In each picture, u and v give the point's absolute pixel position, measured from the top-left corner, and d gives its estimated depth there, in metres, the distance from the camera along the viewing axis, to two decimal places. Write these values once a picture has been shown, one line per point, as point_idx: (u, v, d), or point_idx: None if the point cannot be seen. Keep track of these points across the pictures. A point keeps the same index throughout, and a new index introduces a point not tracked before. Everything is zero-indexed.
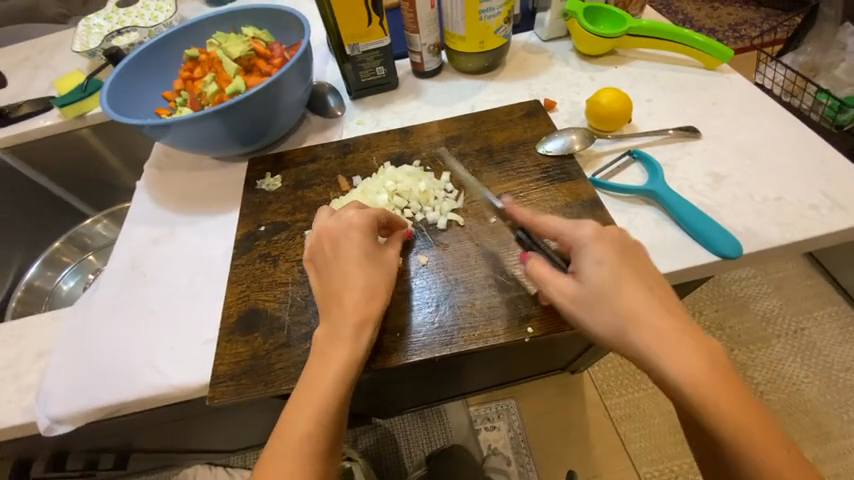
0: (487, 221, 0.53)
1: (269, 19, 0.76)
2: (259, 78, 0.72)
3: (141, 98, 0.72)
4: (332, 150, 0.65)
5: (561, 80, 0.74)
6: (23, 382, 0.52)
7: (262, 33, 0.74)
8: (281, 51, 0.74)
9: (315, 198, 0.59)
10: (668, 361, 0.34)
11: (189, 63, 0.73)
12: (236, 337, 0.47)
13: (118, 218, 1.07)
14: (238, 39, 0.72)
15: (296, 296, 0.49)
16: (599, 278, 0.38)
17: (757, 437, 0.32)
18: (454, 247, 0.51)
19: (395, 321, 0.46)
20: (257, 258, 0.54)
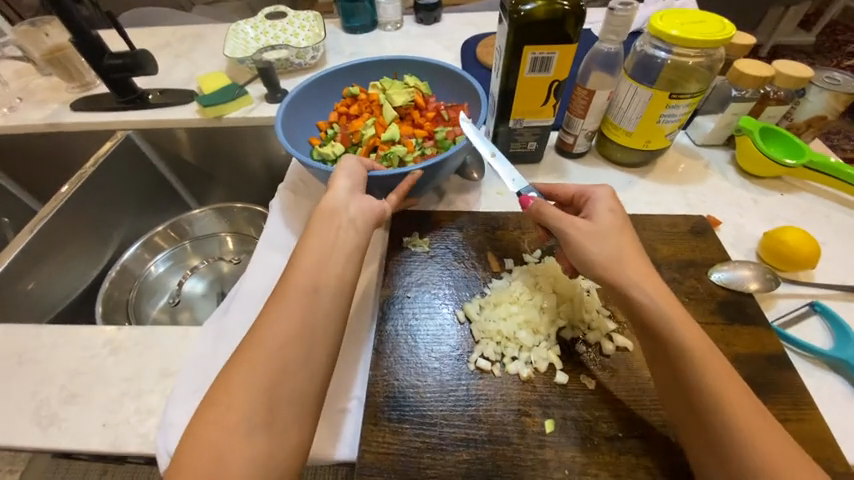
0: None
1: (432, 74, 0.77)
2: (413, 129, 0.71)
3: (297, 127, 0.72)
4: (480, 222, 0.63)
5: (721, 195, 0.70)
6: (143, 402, 0.50)
7: (422, 84, 0.75)
8: (438, 105, 0.73)
9: (464, 273, 0.57)
10: (651, 290, 0.43)
11: (348, 100, 0.74)
12: (384, 423, 0.44)
13: (223, 213, 1.05)
14: (402, 86, 0.73)
15: (446, 388, 0.46)
16: (607, 223, 0.47)
17: (722, 374, 0.39)
18: (627, 379, 0.46)
19: (563, 457, 0.41)
20: (405, 332, 0.51)
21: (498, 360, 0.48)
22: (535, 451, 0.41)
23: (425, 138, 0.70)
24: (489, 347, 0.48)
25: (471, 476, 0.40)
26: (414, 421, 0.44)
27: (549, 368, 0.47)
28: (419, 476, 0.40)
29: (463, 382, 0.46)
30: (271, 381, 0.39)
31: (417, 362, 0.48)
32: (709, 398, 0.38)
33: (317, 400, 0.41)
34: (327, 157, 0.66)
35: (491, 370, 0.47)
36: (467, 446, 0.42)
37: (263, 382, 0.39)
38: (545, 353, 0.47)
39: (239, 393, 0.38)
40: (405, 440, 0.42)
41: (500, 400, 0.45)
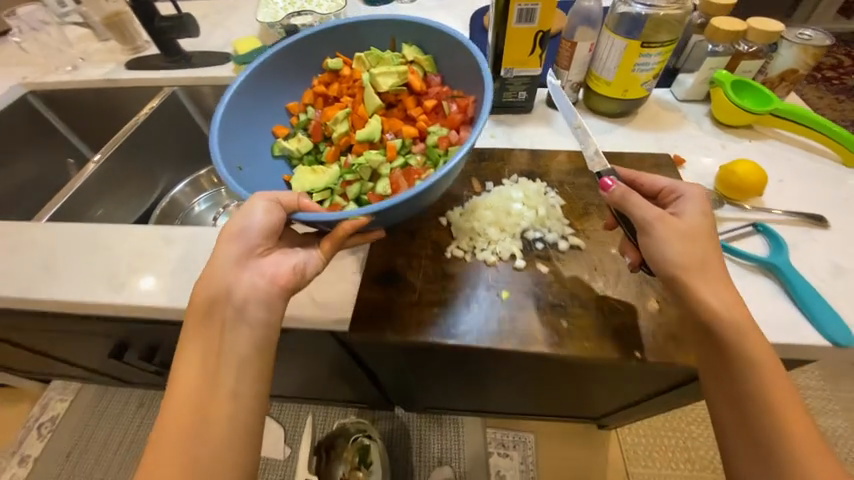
0: (607, 250, 0.58)
1: (439, 46, 0.74)
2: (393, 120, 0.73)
3: (267, 110, 0.75)
4: (469, 155, 0.73)
5: (692, 141, 0.77)
6: (191, 277, 0.63)
7: (417, 62, 0.74)
8: (431, 88, 0.74)
9: (451, 191, 0.67)
10: (716, 294, 0.45)
11: (330, 74, 0.76)
12: (378, 290, 0.56)
13: None
14: (392, 67, 0.72)
15: (428, 269, 0.57)
16: (695, 223, 0.50)
17: (771, 371, 0.44)
18: (575, 266, 0.56)
19: (516, 315, 0.52)
20: (398, 229, 0.62)
21: (470, 250, 0.59)
22: (492, 310, 0.53)
23: (412, 138, 0.71)
24: (463, 240, 0.59)
25: (440, 324, 0.52)
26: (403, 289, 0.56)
27: (511, 257, 0.57)
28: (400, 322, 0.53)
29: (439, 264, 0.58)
30: (189, 436, 0.43)
31: (407, 250, 0.60)
32: (752, 390, 0.44)
33: (241, 441, 0.44)
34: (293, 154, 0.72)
35: (464, 257, 0.58)
36: (439, 308, 0.54)
37: (185, 433, 0.43)
38: (509, 246, 0.58)
39: (163, 453, 0.42)
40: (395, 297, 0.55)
41: (468, 276, 0.56)
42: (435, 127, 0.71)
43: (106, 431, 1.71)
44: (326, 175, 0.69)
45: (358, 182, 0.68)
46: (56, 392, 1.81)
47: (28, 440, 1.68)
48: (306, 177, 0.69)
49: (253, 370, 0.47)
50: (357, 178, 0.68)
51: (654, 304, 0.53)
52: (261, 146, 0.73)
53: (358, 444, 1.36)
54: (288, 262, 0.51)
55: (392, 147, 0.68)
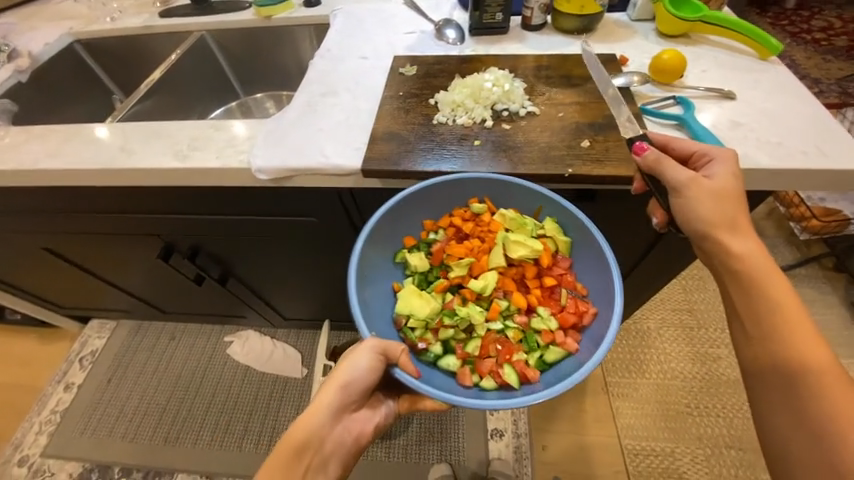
0: (555, 114, 0.77)
1: (579, 236, 0.72)
2: (511, 284, 0.72)
3: (396, 228, 0.74)
4: (454, 59, 0.91)
5: (637, 48, 0.94)
6: (239, 149, 0.81)
7: (557, 234, 0.72)
8: (559, 268, 0.73)
9: (439, 83, 0.85)
10: (743, 259, 0.59)
11: (470, 213, 0.74)
12: (380, 140, 0.76)
13: (276, 99, 1.42)
14: (530, 239, 0.70)
15: (420, 130, 0.77)
16: (722, 183, 0.62)
17: (798, 328, 0.55)
18: (531, 123, 0.76)
19: (485, 155, 0.73)
20: (396, 108, 0.81)
21: (451, 117, 0.77)
22: (468, 152, 0.74)
23: (519, 308, 0.71)
24: (446, 111, 0.78)
25: (428, 160, 0.73)
26: (399, 141, 0.75)
27: (482, 120, 0.77)
28: (399, 162, 0.73)
29: (427, 127, 0.77)
30: None
31: (403, 118, 0.79)
32: (781, 341, 0.55)
33: None
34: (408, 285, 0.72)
35: (447, 122, 0.77)
36: (427, 151, 0.74)
37: None
38: (482, 112, 0.77)
39: None
40: (396, 147, 0.75)
41: (449, 134, 0.76)
42: (543, 311, 0.70)
43: (140, 363, 1.85)
44: (431, 305, 0.69)
45: (453, 329, 0.69)
46: (94, 333, 1.93)
47: (71, 370, 1.84)
48: (410, 299, 0.70)
49: (347, 459, 0.61)
50: (455, 324, 0.69)
51: (586, 142, 0.72)
52: (386, 249, 0.74)
53: None
54: (371, 422, 0.65)
55: (496, 309, 0.69)
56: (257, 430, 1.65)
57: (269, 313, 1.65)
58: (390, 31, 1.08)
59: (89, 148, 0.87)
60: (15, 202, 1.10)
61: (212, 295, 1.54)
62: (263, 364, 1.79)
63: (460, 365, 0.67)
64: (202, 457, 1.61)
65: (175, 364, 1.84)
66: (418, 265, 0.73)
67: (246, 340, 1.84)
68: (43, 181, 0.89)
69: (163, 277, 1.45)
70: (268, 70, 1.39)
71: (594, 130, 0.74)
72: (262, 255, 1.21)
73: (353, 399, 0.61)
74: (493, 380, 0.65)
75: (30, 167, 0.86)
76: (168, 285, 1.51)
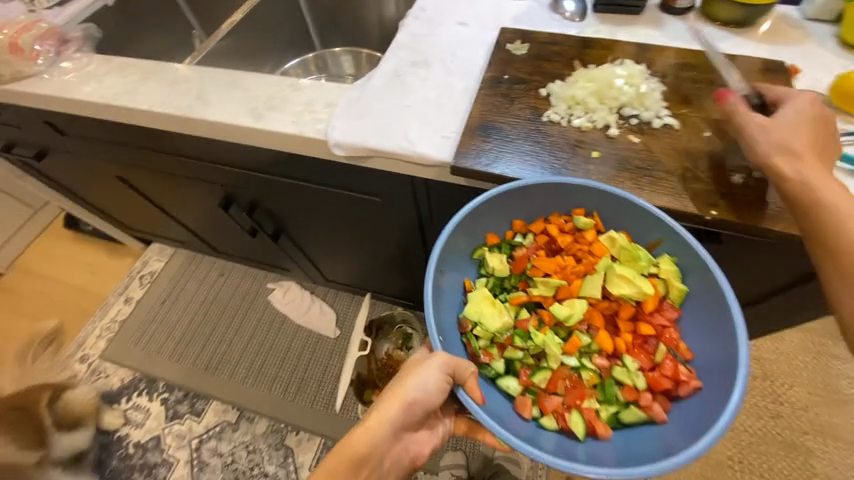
0: (700, 133, 0.65)
1: (700, 290, 0.62)
2: (599, 318, 0.64)
3: (484, 220, 0.68)
4: (574, 42, 0.77)
5: (812, 55, 0.74)
6: (316, 115, 0.74)
7: (672, 281, 0.64)
8: (663, 317, 0.64)
9: (552, 70, 0.73)
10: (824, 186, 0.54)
11: (570, 225, 0.68)
12: (475, 135, 0.67)
13: (356, 58, 1.30)
14: (638, 279, 0.63)
15: (525, 126, 0.68)
16: (791, 118, 0.58)
17: None
18: (659, 140, 0.65)
19: (602, 170, 0.64)
20: (498, 95, 0.71)
21: (567, 117, 0.68)
22: (581, 166, 0.65)
23: (603, 349, 0.63)
24: (562, 108, 0.69)
25: (525, 165, 0.65)
26: (499, 139, 0.67)
27: (605, 127, 0.67)
28: (493, 161, 0.65)
29: (535, 125, 0.68)
30: None
31: (507, 109, 0.69)
32: None
33: None
34: (482, 291, 0.66)
35: (559, 123, 0.68)
36: (527, 156, 0.66)
37: None
38: (605, 117, 0.67)
39: None
40: (495, 145, 0.66)
41: (561, 138, 0.67)
42: (631, 361, 0.62)
43: (190, 291, 1.88)
44: (502, 319, 0.63)
45: (522, 352, 0.63)
46: (154, 255, 1.96)
47: (131, 285, 1.89)
48: (480, 303, 0.65)
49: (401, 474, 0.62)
50: (526, 347, 0.63)
51: (739, 178, 0.62)
52: (470, 240, 0.69)
53: (401, 331, 1.59)
54: (427, 444, 0.66)
55: (576, 344, 0.63)
56: (286, 376, 1.66)
57: (312, 271, 1.64)
58: None
59: (166, 91, 0.83)
60: (93, 129, 1.10)
61: (263, 247, 1.55)
62: (299, 318, 1.78)
63: (521, 392, 0.62)
64: (234, 391, 1.64)
65: (221, 299, 1.85)
66: (499, 268, 0.67)
67: (286, 290, 1.84)
68: (123, 118, 0.88)
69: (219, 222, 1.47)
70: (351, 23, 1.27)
71: (738, 163, 0.63)
72: (318, 221, 1.17)
73: (414, 418, 0.60)
74: (555, 421, 0.60)
75: (108, 103, 0.85)
76: (223, 230, 1.55)
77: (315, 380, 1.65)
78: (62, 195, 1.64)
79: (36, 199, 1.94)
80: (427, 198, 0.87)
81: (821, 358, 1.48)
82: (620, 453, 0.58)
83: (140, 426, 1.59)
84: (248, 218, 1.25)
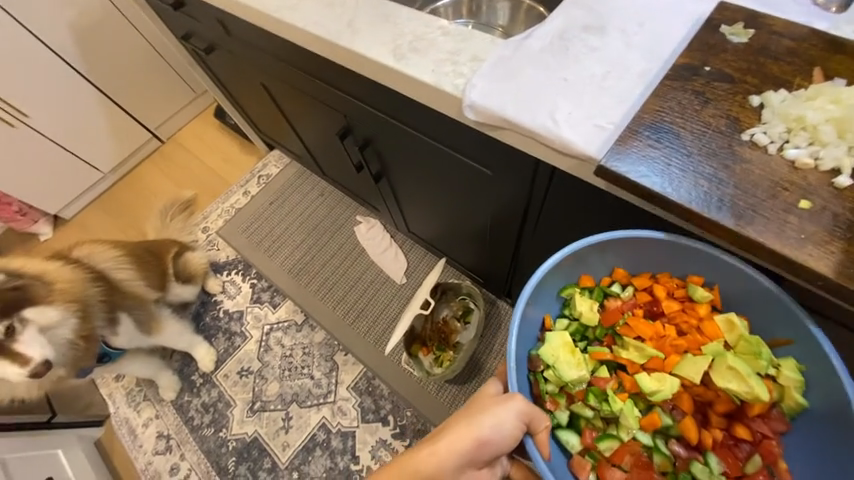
0: None
1: (825, 413, 0.54)
2: (687, 405, 0.60)
3: (586, 262, 0.65)
4: (821, 39, 0.58)
5: None
6: (460, 67, 0.68)
7: (790, 393, 0.56)
8: (762, 428, 0.58)
9: (777, 73, 0.56)
10: None
11: (682, 292, 0.64)
12: (641, 135, 0.55)
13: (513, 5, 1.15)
14: (753, 379, 0.55)
15: (713, 140, 0.54)
16: None
17: None
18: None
19: (808, 227, 0.48)
20: (690, 91, 0.57)
21: (779, 141, 0.53)
22: (780, 213, 0.49)
23: (683, 438, 0.60)
24: (778, 129, 0.52)
25: (697, 188, 0.51)
26: (673, 146, 0.54)
27: (834, 171, 0.50)
28: (651, 171, 0.53)
29: (730, 142, 0.53)
30: None
31: (695, 111, 0.56)
32: None
33: None
34: (565, 336, 0.64)
35: (765, 146, 0.53)
36: (706, 179, 0.52)
37: None
38: (838, 154, 0.50)
39: None
40: (665, 152, 0.54)
41: (760, 169, 0.52)
42: (714, 462, 0.59)
43: (292, 201, 2.07)
44: (579, 371, 0.61)
45: (592, 411, 0.62)
46: (273, 160, 2.20)
47: (251, 181, 2.15)
48: (558, 349, 0.62)
49: None
50: (597, 408, 0.61)
51: None
52: (563, 278, 0.66)
53: (463, 303, 1.60)
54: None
55: (655, 422, 0.59)
56: (351, 301, 1.79)
57: (399, 217, 1.67)
58: None
59: (323, 11, 0.83)
60: (253, 37, 1.19)
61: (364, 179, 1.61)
62: (377, 252, 1.86)
63: (578, 452, 0.61)
64: (306, 299, 1.83)
65: (315, 216, 2.01)
66: (588, 318, 0.64)
67: (370, 226, 1.92)
68: (281, 33, 0.91)
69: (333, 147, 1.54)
70: None
71: None
72: (422, 175, 1.14)
73: (483, 458, 0.59)
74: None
75: (271, 14, 0.88)
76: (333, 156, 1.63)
77: (372, 314, 1.75)
78: (219, 89, 1.86)
79: (198, 85, 2.25)
80: (546, 186, 0.77)
81: None
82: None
83: (232, 298, 1.89)
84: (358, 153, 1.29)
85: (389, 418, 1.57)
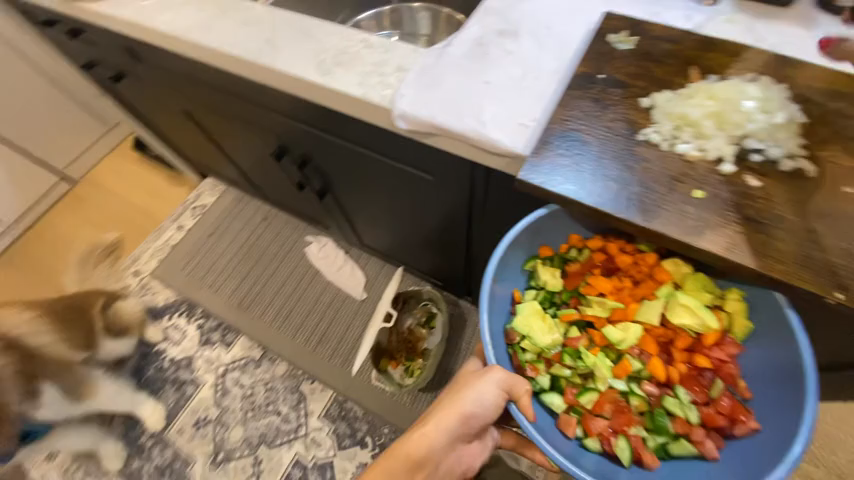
0: (842, 188, 0.51)
1: (766, 327, 0.59)
2: (654, 350, 0.62)
3: (542, 234, 0.67)
4: (695, 42, 0.62)
5: None
6: (385, 79, 0.68)
7: (737, 319, 0.61)
8: (720, 354, 0.61)
9: (661, 74, 0.60)
10: None
11: (631, 247, 0.65)
12: (552, 145, 0.57)
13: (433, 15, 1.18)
14: (703, 310, 0.60)
15: (616, 143, 0.56)
16: None
17: None
18: (784, 188, 0.51)
19: (704, 214, 0.51)
20: (588, 98, 0.59)
21: (670, 138, 0.56)
22: (679, 204, 0.52)
23: (653, 376, 0.62)
24: (667, 126, 0.56)
25: (605, 193, 0.53)
26: (581, 153, 0.56)
27: (718, 160, 0.54)
28: (563, 180, 0.54)
29: (628, 144, 0.56)
30: None
31: (596, 117, 0.58)
32: None
33: None
34: (533, 304, 0.66)
35: (659, 144, 0.55)
36: (614, 181, 0.54)
37: None
38: (719, 146, 0.54)
39: None
40: (574, 160, 0.56)
41: (659, 165, 0.54)
42: (683, 392, 0.61)
43: (234, 231, 1.94)
44: (552, 336, 0.64)
45: (569, 370, 0.63)
46: (208, 190, 2.04)
47: (184, 215, 1.99)
48: (530, 318, 0.64)
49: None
50: (574, 366, 0.63)
51: None
52: (524, 252, 0.68)
53: (426, 309, 1.59)
54: (477, 455, 0.67)
55: (626, 368, 0.62)
56: (310, 328, 1.71)
57: (349, 232, 1.63)
58: None
59: (236, 32, 0.80)
60: (167, 61, 1.11)
61: (307, 200, 1.55)
62: (332, 272, 1.81)
63: (564, 410, 0.61)
64: (263, 331, 1.73)
65: (260, 245, 1.90)
66: (553, 283, 0.67)
67: (322, 246, 1.86)
68: (194, 54, 0.86)
69: (270, 169, 1.47)
70: None
71: None
72: (366, 187, 1.13)
73: (470, 429, 0.60)
74: (599, 444, 0.60)
75: (181, 36, 0.83)
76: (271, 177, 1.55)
77: (335, 337, 1.69)
78: (135, 119, 1.71)
79: (110, 118, 2.06)
80: (485, 186, 0.80)
81: None
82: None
83: (177, 344, 1.72)
84: (298, 173, 1.25)
85: (366, 440, 1.52)
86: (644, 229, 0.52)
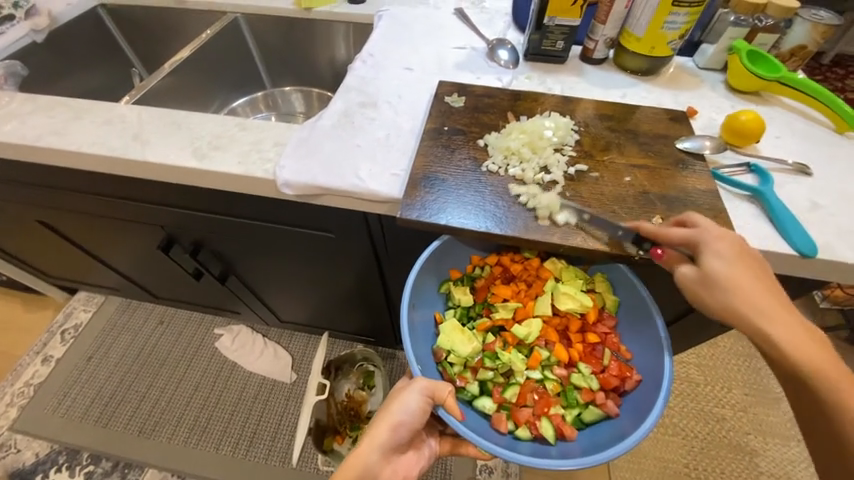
0: (623, 179, 0.70)
1: (628, 297, 0.74)
2: (554, 336, 0.72)
3: (447, 259, 0.77)
4: (507, 94, 0.83)
5: (706, 100, 0.88)
6: (264, 155, 0.74)
7: (605, 295, 0.75)
8: (604, 326, 0.74)
9: (488, 121, 0.77)
10: None
11: (519, 257, 0.77)
12: (423, 188, 0.68)
13: (306, 95, 1.32)
14: (580, 293, 0.72)
15: (469, 176, 0.70)
16: None
17: None
18: (587, 187, 0.69)
19: (540, 216, 0.66)
20: (439, 146, 0.73)
21: (503, 166, 0.71)
22: (521, 213, 0.66)
23: (560, 360, 0.71)
24: (499, 158, 0.72)
25: (470, 216, 0.65)
26: (444, 189, 0.68)
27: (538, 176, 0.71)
28: (437, 212, 0.65)
29: (475, 176, 0.70)
30: None
31: (449, 160, 0.71)
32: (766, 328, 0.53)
33: None
34: (451, 321, 0.73)
35: (497, 172, 0.71)
36: (475, 205, 0.67)
37: None
38: (536, 166, 0.71)
39: None
40: (441, 195, 0.67)
41: (501, 187, 0.69)
42: (583, 367, 0.70)
43: (123, 344, 1.68)
44: (472, 344, 0.70)
45: (492, 372, 0.70)
46: (80, 304, 1.76)
47: (51, 342, 1.67)
48: (451, 334, 0.71)
49: None
50: (495, 367, 0.70)
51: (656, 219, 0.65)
52: (436, 277, 0.77)
53: (362, 369, 1.54)
54: (416, 466, 0.69)
55: (537, 358, 0.70)
56: (237, 431, 1.50)
57: (263, 310, 1.54)
58: (440, 41, 0.99)
59: (97, 133, 0.79)
60: (13, 172, 1.01)
61: (209, 287, 1.44)
62: (255, 359, 1.65)
63: (496, 409, 0.68)
64: (176, 453, 1.46)
65: (159, 350, 1.67)
66: (460, 300, 0.75)
67: (236, 334, 1.71)
68: (46, 160, 0.81)
69: (159, 264, 1.35)
70: (301, 66, 1.29)
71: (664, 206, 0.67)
72: (270, 259, 1.12)
73: (403, 440, 0.63)
74: (528, 431, 0.67)
75: (30, 145, 0.79)
76: (162, 272, 1.42)
77: (269, 432, 1.51)
78: None
79: None
80: (381, 232, 0.88)
81: (746, 359, 1.60)
82: (587, 447, 0.66)
83: None
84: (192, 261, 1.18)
85: None
86: (502, 237, 0.64)
